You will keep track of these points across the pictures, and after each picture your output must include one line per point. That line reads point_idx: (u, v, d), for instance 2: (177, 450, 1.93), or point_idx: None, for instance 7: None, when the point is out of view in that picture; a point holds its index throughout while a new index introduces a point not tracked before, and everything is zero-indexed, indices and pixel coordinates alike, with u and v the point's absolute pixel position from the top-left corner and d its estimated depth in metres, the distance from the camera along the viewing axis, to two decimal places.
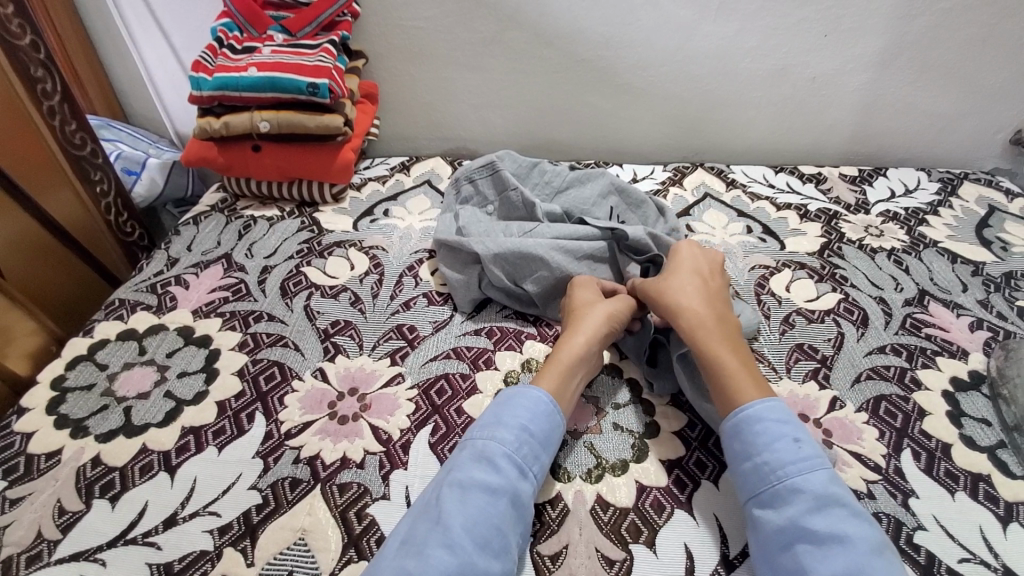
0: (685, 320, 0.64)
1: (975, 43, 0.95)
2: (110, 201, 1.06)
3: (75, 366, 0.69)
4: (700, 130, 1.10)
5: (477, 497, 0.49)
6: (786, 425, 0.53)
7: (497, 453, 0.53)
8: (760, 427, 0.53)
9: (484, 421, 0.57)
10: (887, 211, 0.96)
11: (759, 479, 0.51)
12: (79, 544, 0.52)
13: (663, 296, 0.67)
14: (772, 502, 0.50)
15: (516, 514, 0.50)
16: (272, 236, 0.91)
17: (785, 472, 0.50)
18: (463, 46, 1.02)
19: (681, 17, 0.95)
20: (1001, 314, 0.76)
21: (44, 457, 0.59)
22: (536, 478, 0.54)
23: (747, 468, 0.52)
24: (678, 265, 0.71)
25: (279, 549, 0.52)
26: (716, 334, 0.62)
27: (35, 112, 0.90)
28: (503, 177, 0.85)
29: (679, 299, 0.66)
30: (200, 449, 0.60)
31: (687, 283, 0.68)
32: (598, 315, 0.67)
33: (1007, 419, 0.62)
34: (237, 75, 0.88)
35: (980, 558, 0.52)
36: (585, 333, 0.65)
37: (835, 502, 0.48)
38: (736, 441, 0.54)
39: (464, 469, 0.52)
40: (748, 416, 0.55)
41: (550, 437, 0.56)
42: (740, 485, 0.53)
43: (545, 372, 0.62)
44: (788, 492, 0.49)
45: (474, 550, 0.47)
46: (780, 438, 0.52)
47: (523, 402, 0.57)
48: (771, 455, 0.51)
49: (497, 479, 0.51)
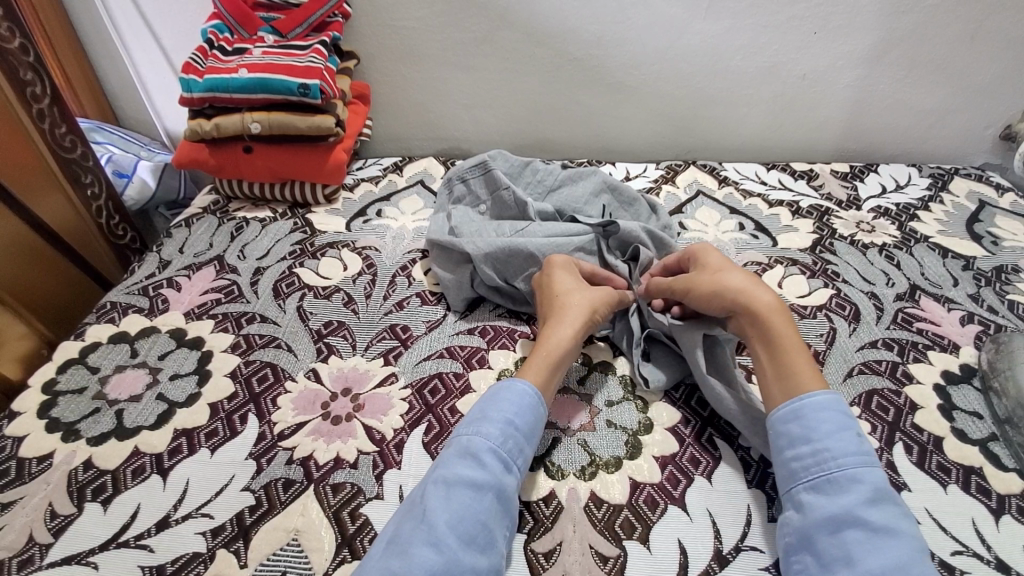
0: (759, 305, 0.61)
1: (963, 39, 0.95)
2: (100, 204, 1.05)
3: (66, 370, 0.69)
4: (692, 129, 1.11)
5: (461, 494, 0.50)
6: (849, 419, 0.53)
7: (481, 448, 0.53)
8: (825, 415, 0.53)
9: (470, 417, 0.57)
10: (879, 207, 0.96)
11: (815, 465, 0.51)
12: (70, 548, 0.52)
13: (724, 279, 0.64)
14: (827, 489, 0.49)
15: (500, 509, 0.51)
16: (265, 237, 0.90)
17: (845, 462, 0.50)
18: (455, 46, 1.02)
19: (672, 15, 0.95)
20: (991, 307, 0.77)
21: (36, 461, 0.59)
22: (520, 471, 0.54)
23: (804, 452, 0.52)
24: (714, 252, 0.69)
25: (272, 550, 0.51)
26: (786, 318, 0.61)
27: (24, 115, 0.90)
28: (495, 177, 0.85)
29: (745, 284, 0.63)
30: (193, 451, 0.60)
31: (740, 271, 0.66)
32: (575, 309, 0.66)
33: (998, 411, 0.63)
34: (227, 76, 0.88)
35: (973, 550, 0.52)
36: (574, 332, 0.64)
37: (890, 498, 0.48)
38: (796, 424, 0.53)
39: (448, 466, 0.52)
40: (823, 403, 0.54)
41: (535, 431, 0.57)
42: (791, 468, 0.52)
43: (534, 365, 0.62)
44: (845, 481, 0.49)
45: (459, 546, 0.47)
46: (844, 428, 0.52)
47: (507, 396, 0.57)
48: (833, 443, 0.51)
49: (482, 475, 0.51)
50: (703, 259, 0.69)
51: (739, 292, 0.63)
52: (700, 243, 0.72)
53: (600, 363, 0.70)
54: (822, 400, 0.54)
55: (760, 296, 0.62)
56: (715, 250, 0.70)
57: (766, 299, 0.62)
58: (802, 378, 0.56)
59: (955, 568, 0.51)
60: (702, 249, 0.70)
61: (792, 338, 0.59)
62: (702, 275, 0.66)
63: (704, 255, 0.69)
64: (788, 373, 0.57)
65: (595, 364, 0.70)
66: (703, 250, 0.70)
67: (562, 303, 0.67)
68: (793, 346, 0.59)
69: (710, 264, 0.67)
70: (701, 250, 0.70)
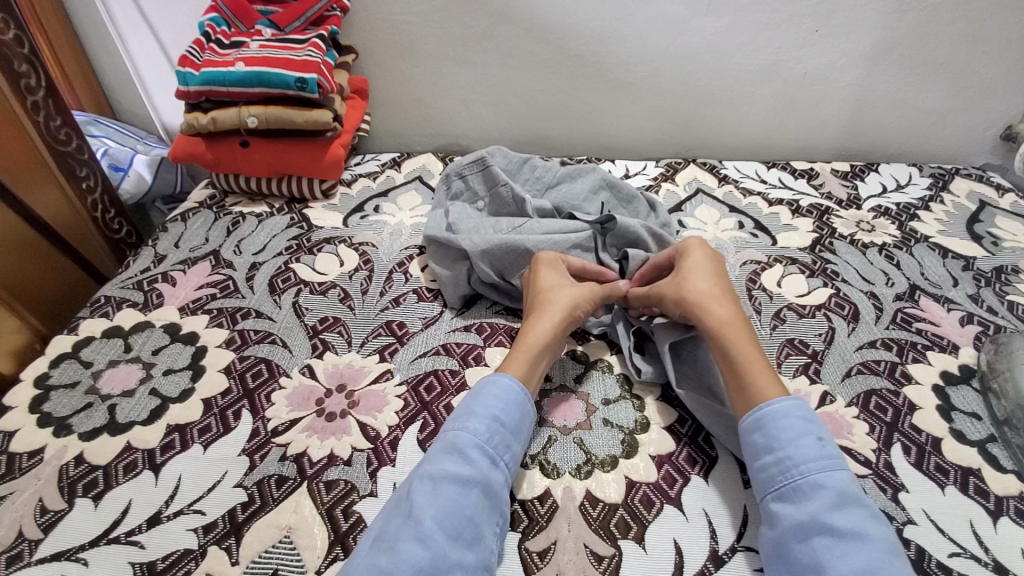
0: (716, 317, 0.62)
1: (965, 39, 0.95)
2: (96, 198, 1.05)
3: (59, 364, 0.68)
4: (692, 126, 1.10)
5: (447, 490, 0.49)
6: (810, 423, 0.53)
7: (468, 444, 0.53)
8: (785, 422, 0.53)
9: (457, 412, 0.57)
10: (879, 206, 0.96)
11: (779, 474, 0.51)
12: (60, 544, 0.52)
13: (687, 287, 0.65)
14: (793, 497, 0.49)
15: (489, 505, 0.50)
16: (262, 232, 0.90)
17: (807, 468, 0.50)
18: (453, 42, 1.01)
19: (673, 11, 0.94)
20: (991, 308, 0.76)
21: (27, 455, 0.59)
22: (508, 467, 0.54)
23: (768, 462, 0.51)
24: (698, 254, 0.69)
25: (264, 548, 0.51)
26: (747, 330, 0.61)
27: (19, 108, 0.89)
28: (494, 173, 0.84)
29: (709, 293, 0.64)
30: (186, 446, 0.59)
31: (712, 282, 0.66)
32: (559, 305, 0.66)
33: (997, 412, 0.62)
34: (224, 69, 0.87)
35: (971, 552, 0.52)
36: (555, 327, 0.64)
37: (856, 501, 0.47)
38: (758, 434, 0.53)
39: (434, 462, 0.52)
40: (783, 411, 0.54)
41: (522, 426, 0.57)
42: (760, 478, 0.52)
43: (513, 357, 0.61)
44: (809, 488, 0.49)
45: (447, 542, 0.47)
46: (805, 434, 0.52)
47: (495, 393, 0.57)
48: (794, 450, 0.51)
49: (469, 470, 0.51)
50: (683, 261, 0.69)
51: (698, 300, 0.64)
52: (690, 240, 0.72)
53: (596, 361, 0.69)
54: (778, 408, 0.54)
55: (720, 309, 0.63)
56: (703, 251, 0.70)
57: (726, 308, 0.63)
58: (755, 386, 0.56)
59: (951, 570, 0.50)
60: (684, 256, 0.70)
61: (749, 347, 0.59)
62: (671, 281, 0.67)
63: (684, 256, 0.70)
64: (743, 382, 0.57)
65: (593, 361, 0.69)
66: (686, 251, 0.70)
67: (546, 299, 0.67)
68: (751, 355, 0.59)
69: (685, 268, 0.68)
70: (689, 248, 0.71)
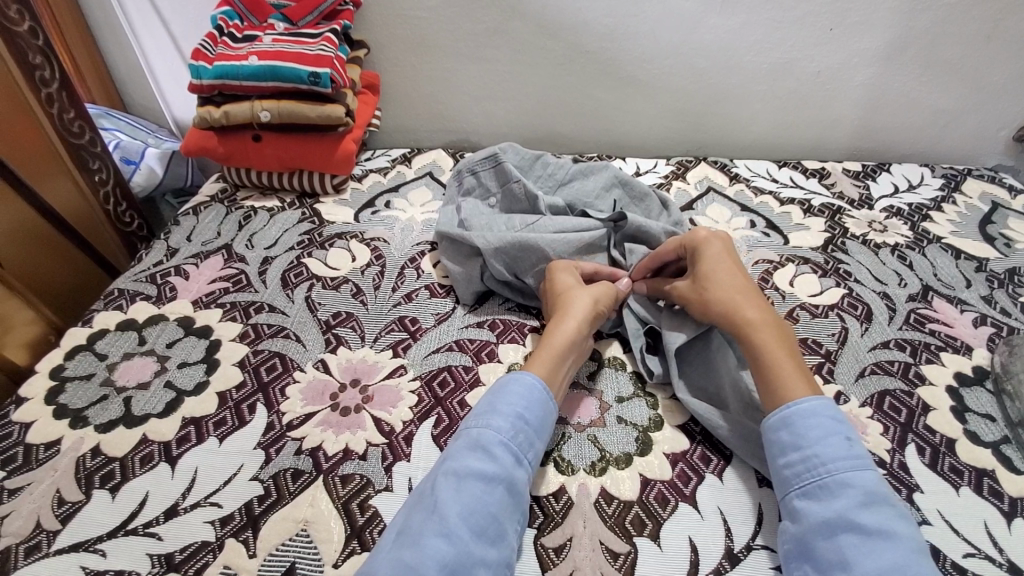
0: (743, 318, 0.62)
1: (979, 40, 0.94)
2: (109, 191, 1.05)
3: (75, 356, 0.69)
4: (703, 124, 1.10)
5: (472, 487, 0.50)
6: (839, 423, 0.53)
7: (492, 440, 0.53)
8: (813, 421, 0.53)
9: (478, 410, 0.57)
10: (891, 206, 0.96)
11: (805, 471, 0.51)
12: (79, 535, 0.52)
13: (711, 291, 0.64)
14: (819, 494, 0.49)
15: (512, 502, 0.51)
16: (273, 227, 0.90)
17: (835, 467, 0.50)
18: (465, 37, 1.01)
19: (686, 9, 0.94)
20: (1005, 310, 0.76)
21: (43, 447, 0.59)
22: (530, 464, 0.54)
23: (794, 459, 0.52)
24: (717, 251, 0.68)
25: (281, 541, 0.51)
26: (776, 330, 0.61)
27: (32, 99, 0.90)
28: (506, 170, 0.84)
29: (733, 295, 0.64)
30: (202, 440, 0.59)
31: (735, 279, 0.65)
32: (583, 302, 0.67)
33: (1011, 414, 0.62)
34: (237, 63, 0.87)
35: (986, 553, 0.52)
36: (579, 324, 0.64)
37: (884, 501, 0.47)
38: (784, 432, 0.53)
39: (458, 458, 0.52)
40: (810, 410, 0.53)
41: (545, 424, 0.57)
42: (784, 475, 0.52)
43: (541, 356, 0.62)
44: (836, 486, 0.49)
45: (471, 538, 0.47)
46: (833, 433, 0.52)
47: (517, 390, 0.57)
48: (822, 449, 0.51)
49: (493, 467, 0.51)
50: (700, 261, 0.68)
51: (725, 305, 0.63)
52: (712, 239, 0.70)
53: (609, 359, 0.69)
54: (805, 408, 0.54)
55: (747, 309, 0.62)
56: (723, 248, 0.69)
57: (755, 311, 0.62)
58: (784, 388, 0.56)
59: (967, 570, 0.50)
60: (704, 250, 0.69)
61: (778, 348, 0.59)
62: (693, 283, 0.67)
63: (700, 254, 0.69)
64: (771, 383, 0.57)
65: (607, 360, 0.69)
66: (701, 249, 0.69)
67: (566, 299, 0.67)
68: (780, 354, 0.58)
69: (705, 266, 0.67)
70: (703, 245, 0.70)
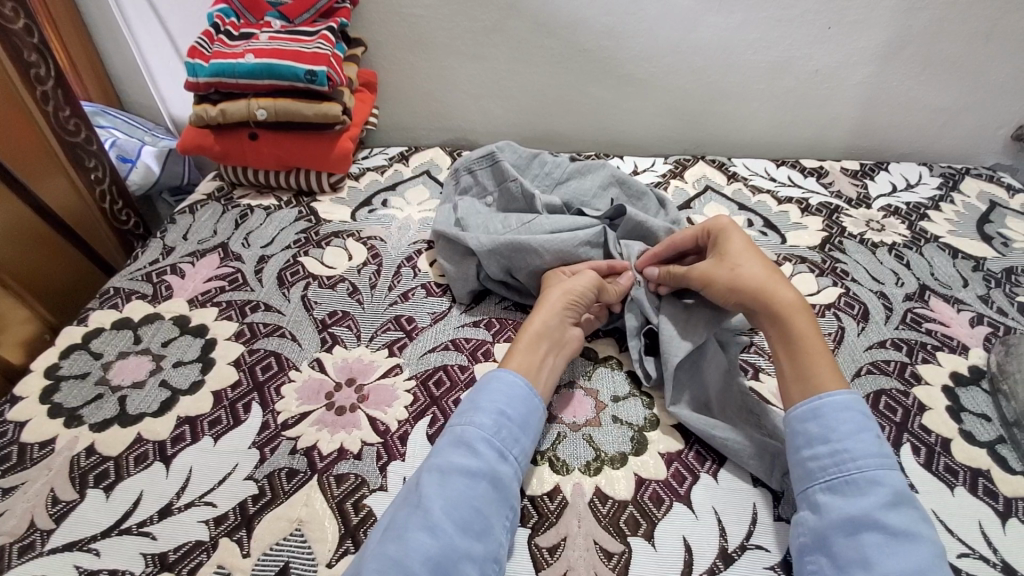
0: (782, 302, 0.61)
1: (978, 39, 0.94)
2: (105, 188, 1.05)
3: (70, 355, 0.69)
4: (701, 123, 1.09)
5: (457, 482, 0.50)
6: (869, 420, 0.53)
7: (476, 437, 0.53)
8: (844, 415, 0.53)
9: (461, 407, 0.57)
10: (889, 205, 0.95)
11: (833, 466, 0.51)
12: (72, 534, 0.52)
13: (745, 274, 0.63)
14: (844, 490, 0.49)
15: (497, 496, 0.51)
16: (269, 226, 0.90)
17: (865, 464, 0.50)
18: (463, 35, 1.01)
19: (686, 7, 0.94)
20: (1001, 309, 0.76)
21: (38, 446, 0.59)
22: (516, 461, 0.54)
23: (822, 452, 0.51)
24: (742, 235, 0.68)
25: (275, 540, 0.51)
26: (810, 316, 0.61)
27: (28, 97, 0.89)
28: (503, 168, 0.84)
29: (767, 277, 0.63)
30: (196, 439, 0.59)
31: (764, 263, 0.65)
32: (553, 296, 0.67)
33: (1007, 414, 0.62)
34: (233, 61, 0.87)
35: (980, 553, 0.52)
36: (548, 318, 0.64)
37: (909, 502, 0.47)
38: (815, 424, 0.53)
39: (442, 455, 0.52)
40: (845, 403, 0.53)
41: (530, 421, 0.57)
42: (808, 467, 0.52)
43: (517, 353, 0.62)
44: (866, 483, 0.49)
45: (455, 532, 0.47)
46: (863, 431, 0.52)
47: (499, 387, 0.57)
48: (853, 444, 0.51)
49: (477, 463, 0.51)
50: (730, 243, 0.67)
51: (763, 289, 0.62)
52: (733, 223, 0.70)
53: (605, 358, 0.69)
54: (841, 400, 0.54)
55: (784, 293, 0.62)
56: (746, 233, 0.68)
57: (790, 295, 0.61)
58: (822, 377, 0.56)
59: (961, 570, 0.50)
60: (731, 233, 0.68)
61: (812, 336, 0.59)
62: (720, 264, 0.65)
63: (729, 236, 0.68)
64: (809, 371, 0.57)
65: (602, 360, 0.69)
66: (727, 232, 0.68)
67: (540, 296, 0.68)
68: (815, 343, 0.59)
69: (734, 249, 0.66)
70: (730, 228, 0.69)
